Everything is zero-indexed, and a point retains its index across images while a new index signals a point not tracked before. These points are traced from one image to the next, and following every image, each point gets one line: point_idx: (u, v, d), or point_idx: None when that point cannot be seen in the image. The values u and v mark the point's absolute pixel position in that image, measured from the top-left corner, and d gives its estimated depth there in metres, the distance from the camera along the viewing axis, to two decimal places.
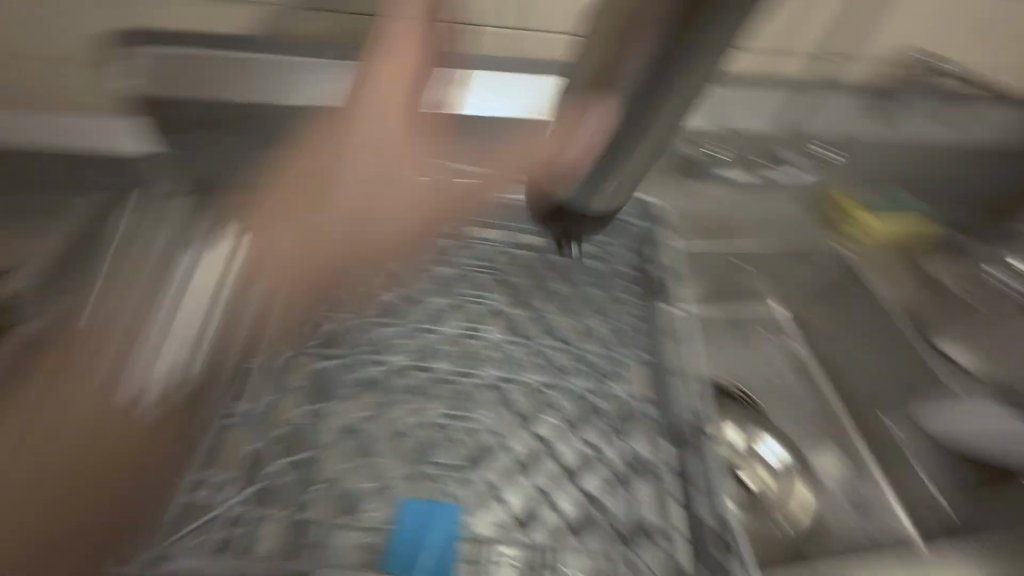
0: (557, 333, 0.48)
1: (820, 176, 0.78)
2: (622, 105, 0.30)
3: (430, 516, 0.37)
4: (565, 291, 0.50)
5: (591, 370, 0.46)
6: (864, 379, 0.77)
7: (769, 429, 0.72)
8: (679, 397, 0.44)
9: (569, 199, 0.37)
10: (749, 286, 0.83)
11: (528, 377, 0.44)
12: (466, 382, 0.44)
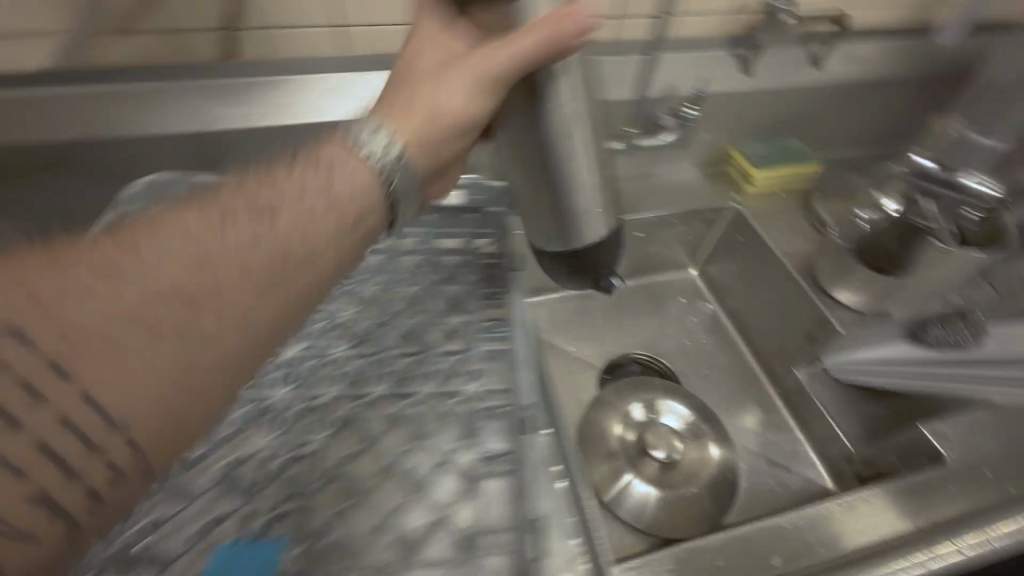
0: (410, 340, 0.50)
1: (706, 140, 0.80)
2: (540, 155, 0.48)
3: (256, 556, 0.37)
4: (417, 293, 0.53)
5: (448, 374, 0.48)
6: (770, 332, 0.78)
7: (674, 391, 0.73)
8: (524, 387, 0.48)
9: (561, 237, 0.50)
10: (656, 253, 0.87)
11: (373, 391, 0.46)
12: (308, 405, 0.44)
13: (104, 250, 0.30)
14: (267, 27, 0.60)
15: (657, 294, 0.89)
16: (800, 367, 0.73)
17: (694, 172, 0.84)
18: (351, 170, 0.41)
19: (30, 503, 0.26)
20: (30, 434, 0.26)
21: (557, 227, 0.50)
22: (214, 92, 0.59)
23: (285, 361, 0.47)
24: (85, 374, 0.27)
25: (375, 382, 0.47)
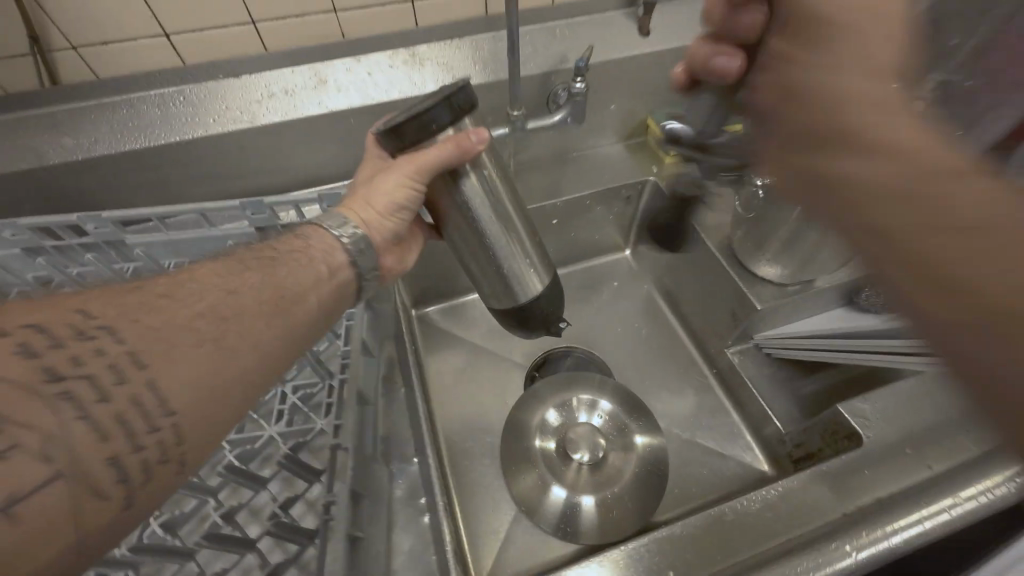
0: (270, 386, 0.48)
1: (615, 113, 0.75)
2: (462, 230, 0.48)
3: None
4: None
5: (296, 408, 0.45)
6: (700, 311, 0.73)
7: (599, 387, 0.68)
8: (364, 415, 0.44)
9: (500, 303, 0.51)
10: (580, 237, 0.82)
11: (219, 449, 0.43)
12: None
13: (161, 280, 0.34)
14: (100, 44, 0.55)
15: (591, 279, 0.85)
16: (730, 347, 0.68)
17: (609, 146, 0.79)
18: (324, 241, 0.44)
19: (108, 465, 0.27)
20: (109, 405, 0.27)
21: (502, 292, 0.51)
22: (49, 121, 0.54)
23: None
24: (158, 365, 0.29)
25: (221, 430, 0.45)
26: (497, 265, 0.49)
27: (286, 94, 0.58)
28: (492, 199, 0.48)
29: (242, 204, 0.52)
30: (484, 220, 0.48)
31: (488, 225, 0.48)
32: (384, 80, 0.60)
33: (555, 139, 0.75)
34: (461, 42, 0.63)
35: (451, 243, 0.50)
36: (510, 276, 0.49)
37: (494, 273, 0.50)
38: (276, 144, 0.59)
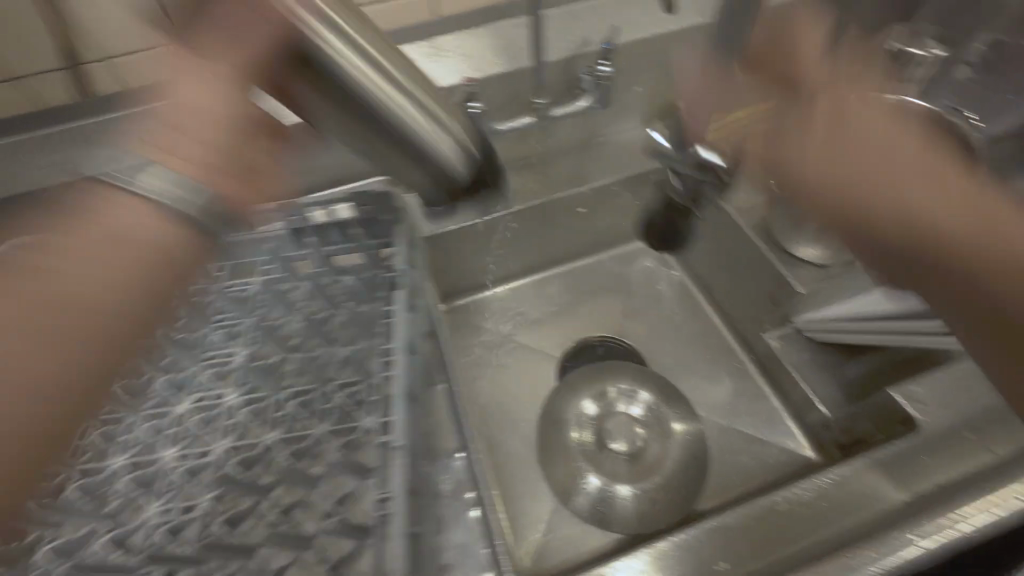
0: (299, 381, 0.45)
1: (646, 95, 0.73)
2: (362, 119, 0.36)
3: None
4: (306, 330, 0.49)
5: (346, 407, 0.44)
6: (736, 295, 0.71)
7: (637, 377, 0.67)
8: (403, 408, 0.43)
9: (435, 197, 0.42)
10: (610, 225, 0.81)
11: (257, 442, 0.41)
12: (181, 469, 0.39)
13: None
14: (127, 53, 0.58)
15: (619, 266, 0.84)
16: (769, 331, 0.67)
17: (636, 130, 0.77)
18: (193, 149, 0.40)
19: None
20: None
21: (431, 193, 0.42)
22: (87, 131, 0.56)
23: (173, 416, 0.42)
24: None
25: (270, 427, 0.43)
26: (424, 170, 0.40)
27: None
28: (379, 70, 0.35)
29: (275, 204, 0.52)
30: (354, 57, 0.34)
31: (390, 107, 0.36)
32: None
33: (578, 126, 0.74)
34: (482, 33, 0.62)
35: (371, 153, 0.39)
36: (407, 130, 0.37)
37: (430, 182, 0.41)
38: (303, 145, 0.59)
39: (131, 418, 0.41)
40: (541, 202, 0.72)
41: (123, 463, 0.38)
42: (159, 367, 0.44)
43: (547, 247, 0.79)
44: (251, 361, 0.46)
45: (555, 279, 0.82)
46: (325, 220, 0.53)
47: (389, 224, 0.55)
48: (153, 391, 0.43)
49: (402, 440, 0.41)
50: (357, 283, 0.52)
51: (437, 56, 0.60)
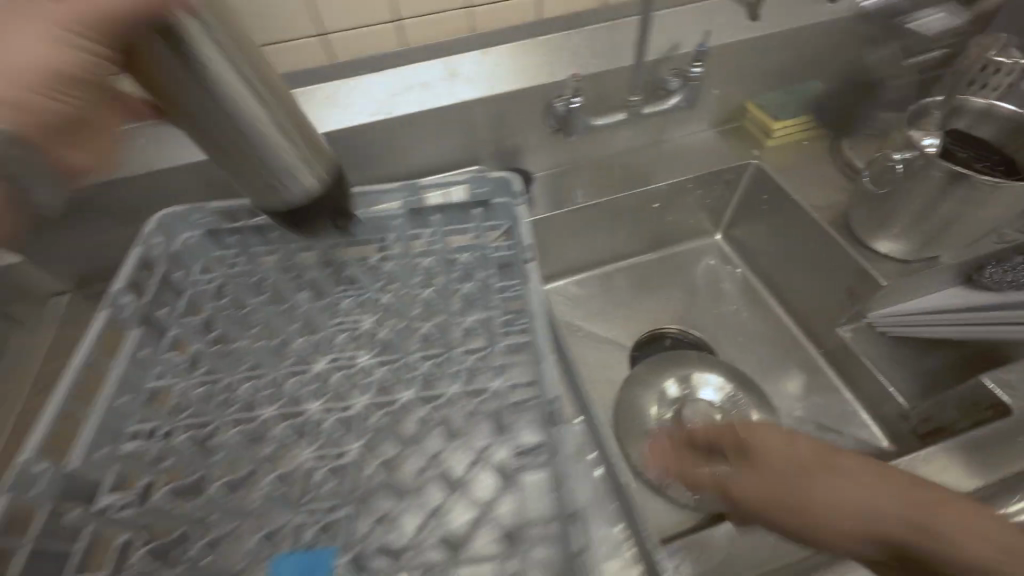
0: (431, 348, 0.50)
1: (721, 99, 0.76)
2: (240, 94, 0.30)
3: (302, 564, 0.38)
4: (431, 303, 0.53)
5: (472, 370, 0.49)
6: (808, 291, 0.73)
7: (713, 366, 0.70)
8: (541, 377, 0.44)
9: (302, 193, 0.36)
10: (678, 222, 0.84)
11: (400, 401, 0.46)
12: (335, 419, 0.45)
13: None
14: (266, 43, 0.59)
15: (683, 261, 0.87)
16: (841, 326, 0.69)
17: (707, 132, 0.81)
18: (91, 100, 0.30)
19: None
20: None
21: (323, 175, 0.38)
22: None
23: (314, 373, 0.48)
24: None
25: (406, 386, 0.48)
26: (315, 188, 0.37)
27: (430, 84, 0.63)
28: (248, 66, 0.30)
29: (400, 184, 0.55)
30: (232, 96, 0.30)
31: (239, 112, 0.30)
32: (510, 72, 0.64)
33: (655, 126, 0.78)
34: (579, 32, 0.66)
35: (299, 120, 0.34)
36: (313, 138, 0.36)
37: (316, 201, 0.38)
38: (410, 133, 0.64)
39: (273, 374, 0.48)
40: (619, 194, 0.76)
41: (278, 412, 0.45)
42: (293, 332, 0.51)
43: (618, 241, 0.83)
44: (377, 327, 0.51)
45: (623, 273, 0.86)
46: (447, 203, 0.56)
47: (505, 207, 0.55)
48: (298, 352, 0.50)
49: (534, 399, 0.45)
50: (472, 263, 0.55)
51: (534, 56, 0.64)
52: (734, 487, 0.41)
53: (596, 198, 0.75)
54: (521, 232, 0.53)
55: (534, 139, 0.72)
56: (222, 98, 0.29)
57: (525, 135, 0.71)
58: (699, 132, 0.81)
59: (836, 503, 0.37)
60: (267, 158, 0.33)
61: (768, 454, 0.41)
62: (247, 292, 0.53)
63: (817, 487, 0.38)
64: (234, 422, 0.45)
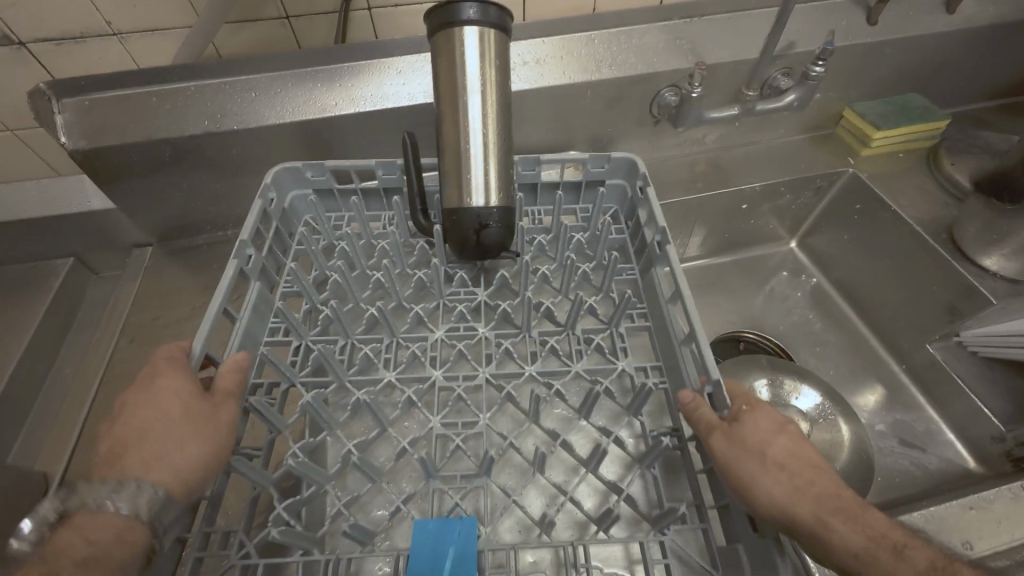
0: (550, 320, 0.51)
1: (822, 103, 0.75)
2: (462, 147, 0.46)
3: (444, 533, 0.38)
4: (549, 276, 0.54)
5: (596, 350, 0.48)
6: (896, 305, 0.72)
7: (805, 375, 0.67)
8: (683, 362, 0.44)
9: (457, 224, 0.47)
10: (758, 225, 0.83)
11: (525, 372, 0.46)
12: (461, 386, 0.46)
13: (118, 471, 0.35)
14: (392, 5, 0.58)
15: (758, 266, 0.86)
16: (933, 343, 0.68)
17: (797, 137, 0.80)
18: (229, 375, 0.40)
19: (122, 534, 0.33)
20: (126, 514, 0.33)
21: (491, 215, 0.46)
22: (329, 76, 0.57)
23: (433, 341, 0.49)
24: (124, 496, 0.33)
25: (529, 360, 0.48)
26: (486, 214, 0.46)
27: (546, 60, 0.62)
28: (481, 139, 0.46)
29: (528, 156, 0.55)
30: (466, 132, 0.46)
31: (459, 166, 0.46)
32: (625, 57, 0.63)
33: (749, 126, 0.77)
34: (698, 20, 0.64)
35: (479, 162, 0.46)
36: (501, 182, 0.47)
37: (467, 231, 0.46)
38: (519, 111, 0.63)
39: (391, 340, 0.49)
40: (709, 193, 0.75)
41: (397, 377, 0.46)
42: (405, 299, 0.52)
43: (696, 239, 0.82)
44: (494, 302, 0.52)
45: (696, 272, 0.85)
46: (565, 179, 0.56)
47: (620, 189, 0.57)
48: (414, 319, 0.50)
49: (665, 383, 0.46)
50: (585, 242, 0.55)
51: (651, 43, 0.63)
52: (700, 417, 0.39)
53: (685, 194, 0.74)
54: (646, 211, 0.53)
55: (631, 129, 0.70)
56: (458, 132, 0.46)
57: (624, 126, 0.70)
58: (789, 137, 0.80)
59: (783, 487, 0.36)
60: (460, 177, 0.46)
61: (752, 432, 0.38)
62: (358, 255, 0.52)
63: (764, 481, 0.36)
64: (355, 384, 0.46)
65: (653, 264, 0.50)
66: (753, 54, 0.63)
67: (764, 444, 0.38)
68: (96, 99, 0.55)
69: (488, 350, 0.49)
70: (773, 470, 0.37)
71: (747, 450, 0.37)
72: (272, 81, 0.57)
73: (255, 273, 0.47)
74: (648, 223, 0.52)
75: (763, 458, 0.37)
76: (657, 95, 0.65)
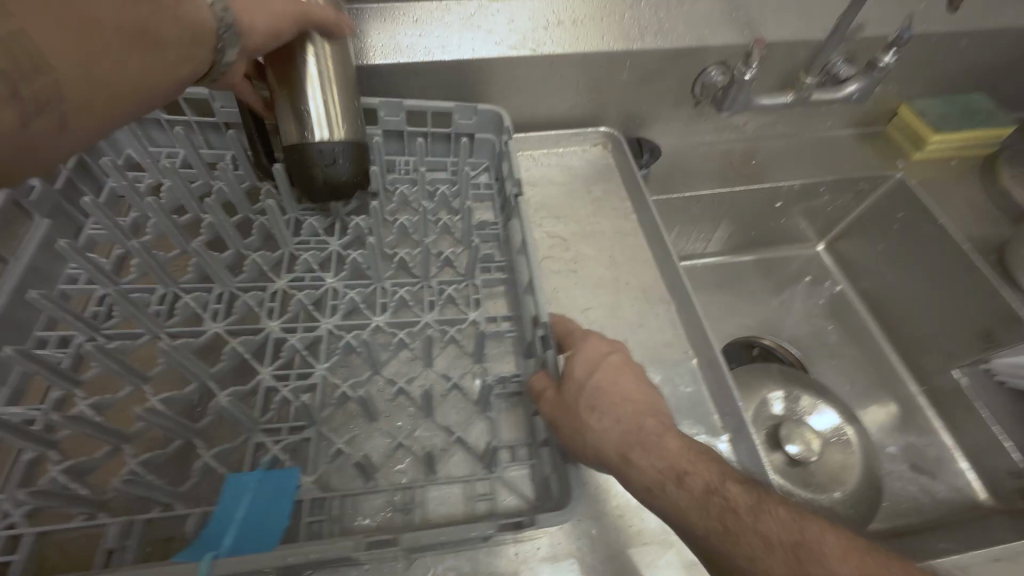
0: (407, 269, 0.46)
1: (876, 97, 0.69)
2: (296, 83, 0.39)
3: (240, 489, 0.33)
4: (412, 223, 0.48)
5: (450, 302, 0.45)
6: (927, 324, 0.68)
7: (823, 393, 0.63)
8: (527, 301, 0.43)
9: (321, 167, 0.40)
10: (786, 225, 0.77)
11: (374, 320, 0.42)
12: (321, 329, 0.41)
13: None
14: None
15: (780, 267, 0.80)
16: (961, 367, 0.64)
17: (841, 131, 0.74)
18: None
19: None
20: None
21: (343, 152, 0.40)
22: (353, 20, 0.49)
23: (274, 291, 0.42)
24: None
25: (377, 311, 0.43)
26: (338, 153, 0.40)
27: (585, 20, 0.54)
28: (326, 62, 0.39)
29: (387, 102, 0.47)
30: (308, 68, 0.39)
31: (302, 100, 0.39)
32: (671, 23, 0.55)
33: (795, 116, 0.71)
34: None
35: (327, 93, 0.40)
36: (350, 109, 0.41)
37: (325, 178, 0.40)
38: (547, 77, 0.56)
39: (224, 289, 0.42)
40: (742, 185, 0.69)
41: (226, 328, 0.39)
42: (246, 246, 0.44)
43: (718, 235, 0.76)
44: (348, 253, 0.46)
45: (713, 270, 0.79)
46: (430, 129, 0.50)
47: (490, 144, 0.51)
48: (251, 268, 0.43)
49: (514, 332, 0.44)
50: (451, 195, 0.50)
51: (703, 9, 0.56)
52: (532, 382, 0.38)
53: (719, 187, 0.68)
54: (508, 164, 0.48)
55: (662, 111, 0.64)
56: (299, 72, 0.39)
57: (655, 105, 0.63)
58: (832, 131, 0.74)
59: (598, 424, 0.35)
60: (305, 111, 0.39)
61: (580, 369, 0.38)
62: (189, 198, 0.44)
63: (589, 417, 0.35)
64: (342, 327, 0.42)
65: (511, 217, 0.47)
66: (813, 34, 0.56)
67: (586, 388, 0.36)
68: None
69: (378, 288, 0.44)
70: (588, 412, 0.35)
71: (572, 387, 0.36)
72: None
73: (43, 206, 0.40)
74: (508, 178, 0.48)
75: (579, 393, 0.36)
76: (701, 70, 0.58)
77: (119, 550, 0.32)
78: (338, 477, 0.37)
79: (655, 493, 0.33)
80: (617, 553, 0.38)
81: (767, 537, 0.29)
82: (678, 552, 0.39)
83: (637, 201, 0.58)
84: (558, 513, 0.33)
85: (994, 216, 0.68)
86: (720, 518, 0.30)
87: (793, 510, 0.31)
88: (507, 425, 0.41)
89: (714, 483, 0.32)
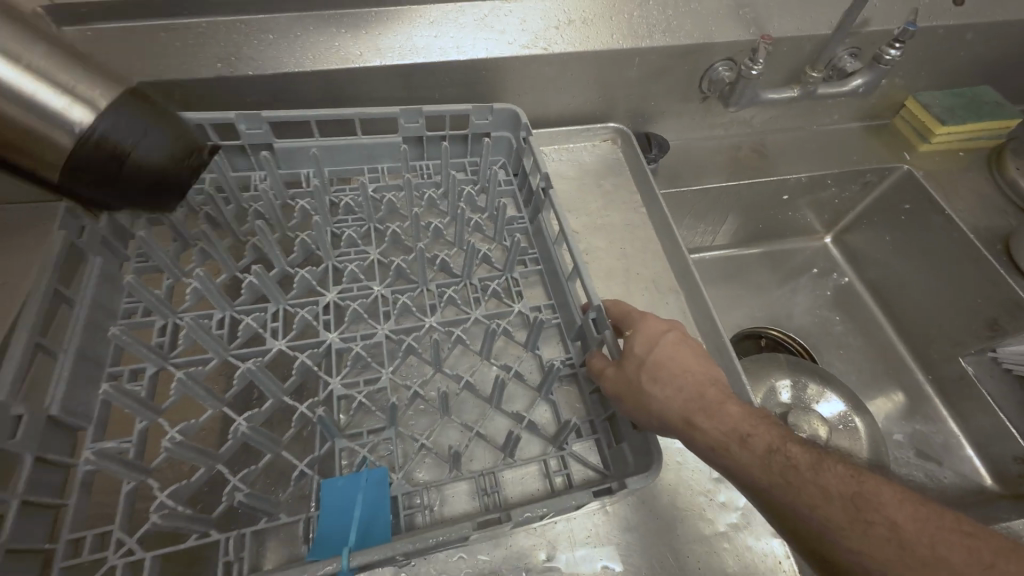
0: (443, 269, 0.48)
1: (884, 89, 0.69)
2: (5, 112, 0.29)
3: (353, 484, 0.35)
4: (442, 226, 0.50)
5: (494, 296, 0.47)
6: (935, 315, 0.69)
7: (832, 381, 0.65)
8: (572, 291, 0.46)
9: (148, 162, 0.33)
10: (795, 217, 0.78)
11: (428, 322, 0.44)
12: (380, 335, 0.43)
13: None
14: None
15: (788, 259, 0.81)
16: (967, 357, 0.66)
17: (848, 125, 0.75)
18: None
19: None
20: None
21: (123, 124, 0.32)
22: (373, 24, 0.52)
23: (326, 304, 0.44)
24: None
25: (430, 312, 0.45)
26: (118, 130, 0.32)
27: (597, 18, 0.56)
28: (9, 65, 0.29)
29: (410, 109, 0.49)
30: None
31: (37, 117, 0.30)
32: (680, 19, 0.57)
33: (803, 109, 0.72)
34: None
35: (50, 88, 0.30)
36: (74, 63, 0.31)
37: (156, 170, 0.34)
38: (560, 75, 0.58)
39: (278, 307, 0.43)
40: (751, 178, 0.70)
41: (288, 345, 0.41)
42: (290, 265, 0.46)
43: (726, 227, 0.77)
44: (389, 259, 0.48)
45: (719, 263, 0.80)
46: (449, 131, 0.51)
47: (507, 141, 0.53)
48: (301, 284, 0.44)
49: (558, 320, 0.47)
50: (476, 194, 0.52)
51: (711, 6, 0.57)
52: (591, 362, 0.41)
53: (727, 180, 0.69)
54: (531, 160, 0.51)
55: (668, 106, 0.65)
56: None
57: (661, 100, 0.64)
58: (841, 124, 0.75)
59: (664, 396, 0.37)
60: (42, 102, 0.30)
61: (638, 348, 0.40)
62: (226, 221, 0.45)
63: (651, 388, 0.37)
64: (395, 333, 0.44)
65: (539, 210, 0.49)
66: (818, 28, 0.58)
67: (648, 365, 0.38)
68: (101, 31, 0.47)
69: (428, 288, 0.47)
70: (652, 386, 0.37)
71: (635, 367, 0.38)
72: (290, 21, 0.51)
73: (95, 245, 0.40)
74: (533, 172, 0.51)
75: (644, 369, 0.38)
76: (709, 67, 0.60)
77: (236, 560, 0.33)
78: (422, 470, 0.40)
79: (721, 454, 0.35)
80: (632, 527, 0.40)
81: (828, 490, 0.32)
82: (688, 528, 0.40)
83: (646, 195, 0.60)
84: (640, 474, 0.35)
85: (1001, 208, 0.69)
86: (783, 474, 0.33)
87: (850, 465, 0.33)
88: (565, 406, 0.44)
89: (775, 444, 0.35)
